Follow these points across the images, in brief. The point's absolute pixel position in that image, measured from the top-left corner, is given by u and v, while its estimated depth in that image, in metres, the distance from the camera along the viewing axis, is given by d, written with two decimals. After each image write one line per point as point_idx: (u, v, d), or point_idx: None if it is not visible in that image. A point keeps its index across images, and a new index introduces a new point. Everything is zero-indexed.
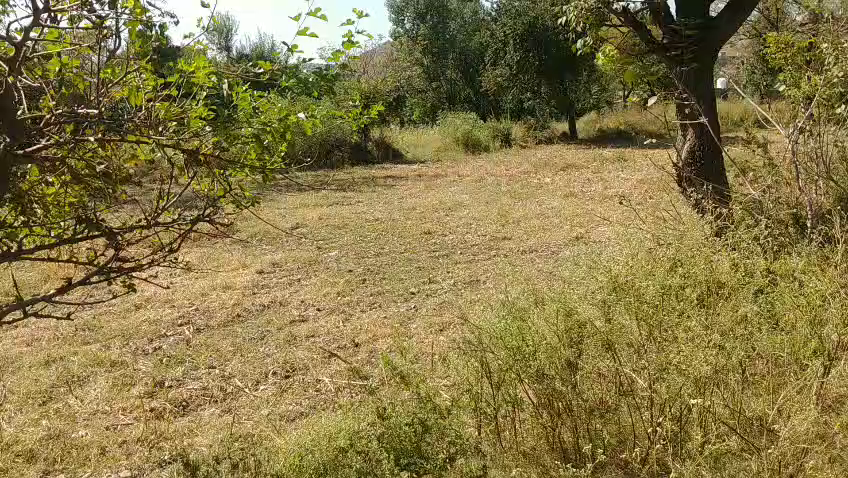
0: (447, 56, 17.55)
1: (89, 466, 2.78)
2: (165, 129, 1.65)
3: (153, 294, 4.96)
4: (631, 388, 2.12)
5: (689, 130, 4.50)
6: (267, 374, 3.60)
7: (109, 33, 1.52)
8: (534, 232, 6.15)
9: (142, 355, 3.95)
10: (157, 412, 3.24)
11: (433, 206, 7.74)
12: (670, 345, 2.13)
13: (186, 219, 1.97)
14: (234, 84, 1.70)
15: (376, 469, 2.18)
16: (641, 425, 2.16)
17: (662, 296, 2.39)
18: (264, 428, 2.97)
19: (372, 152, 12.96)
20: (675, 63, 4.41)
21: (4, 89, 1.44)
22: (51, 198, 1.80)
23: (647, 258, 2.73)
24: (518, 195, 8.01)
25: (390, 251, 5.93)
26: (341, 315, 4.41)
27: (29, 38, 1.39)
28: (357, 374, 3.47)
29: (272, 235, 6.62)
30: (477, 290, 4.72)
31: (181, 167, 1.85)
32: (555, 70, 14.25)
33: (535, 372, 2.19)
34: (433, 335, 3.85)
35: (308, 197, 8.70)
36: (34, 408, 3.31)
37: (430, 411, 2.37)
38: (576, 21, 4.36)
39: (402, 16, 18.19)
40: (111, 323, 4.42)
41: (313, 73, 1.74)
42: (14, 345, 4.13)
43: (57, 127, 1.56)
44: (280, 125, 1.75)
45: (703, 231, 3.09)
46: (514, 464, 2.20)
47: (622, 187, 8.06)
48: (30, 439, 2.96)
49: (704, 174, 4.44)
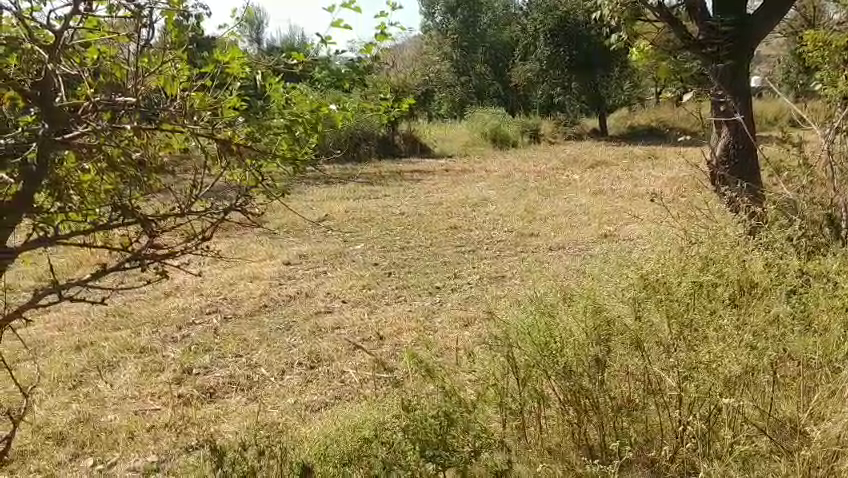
0: (477, 50, 17.53)
1: (118, 450, 2.83)
2: (200, 118, 1.66)
3: (182, 282, 5.03)
4: (659, 387, 2.15)
5: (723, 128, 4.45)
6: (292, 364, 3.63)
7: (146, 23, 1.55)
8: (561, 229, 6.11)
9: (170, 342, 4.00)
10: (185, 399, 3.28)
11: (459, 201, 7.71)
12: (699, 344, 2.12)
13: (217, 208, 1.97)
14: (267, 75, 1.70)
15: (401, 461, 2.17)
16: (669, 425, 2.17)
17: (694, 294, 2.32)
18: (288, 418, 3.00)
19: (399, 146, 13.00)
20: (711, 60, 4.34)
21: (44, 76, 1.46)
22: (87, 185, 1.79)
23: (679, 256, 2.69)
24: (545, 192, 7.96)
25: (416, 246, 5.93)
26: (366, 308, 4.42)
27: (69, 25, 1.42)
28: (381, 367, 3.48)
29: (299, 227, 6.67)
30: (502, 286, 4.71)
31: (215, 157, 1.86)
32: (586, 66, 14.27)
33: (562, 369, 2.19)
34: (457, 330, 3.84)
35: (335, 190, 8.73)
36: (64, 392, 3.38)
37: (455, 405, 2.32)
38: (610, 16, 4.32)
39: (432, 9, 18.36)
40: (141, 309, 4.49)
41: (344, 65, 1.72)
42: (46, 329, 4.22)
43: (93, 115, 1.57)
44: (312, 117, 1.72)
45: (736, 230, 3.03)
46: (538, 460, 2.22)
47: (652, 185, 7.97)
48: (60, 422, 3.03)
49: (737, 173, 4.40)
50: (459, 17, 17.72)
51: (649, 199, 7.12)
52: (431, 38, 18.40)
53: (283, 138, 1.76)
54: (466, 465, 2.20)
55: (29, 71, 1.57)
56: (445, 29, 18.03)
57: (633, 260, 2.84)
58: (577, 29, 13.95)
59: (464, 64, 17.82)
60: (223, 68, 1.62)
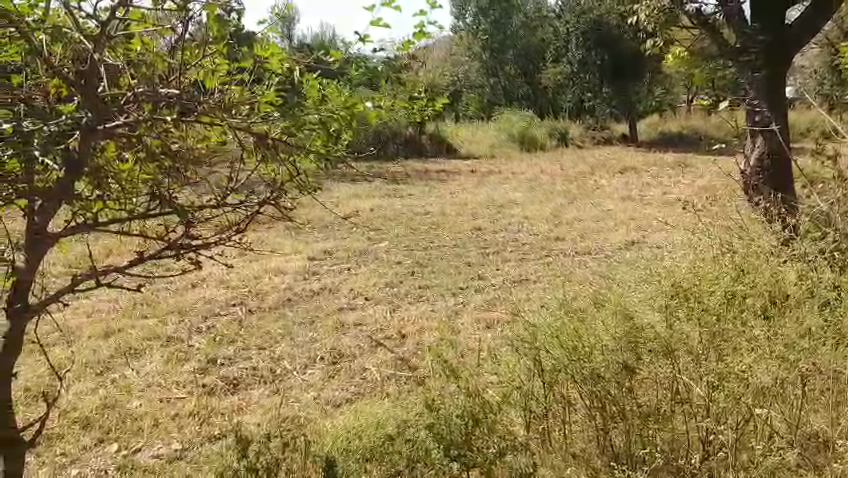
0: (507, 52, 17.57)
1: (142, 437, 2.87)
2: (237, 114, 1.66)
3: (209, 273, 5.09)
4: (687, 395, 2.11)
5: (758, 137, 4.42)
6: (314, 359, 3.65)
7: (188, 17, 1.56)
8: (587, 234, 6.09)
9: (196, 332, 4.04)
10: (209, 389, 3.32)
11: (483, 203, 7.72)
12: (730, 356, 2.13)
13: (253, 201, 1.98)
14: (303, 71, 1.70)
15: (426, 459, 2.23)
16: (697, 436, 2.07)
17: (725, 305, 2.37)
18: (309, 412, 3.03)
19: (425, 146, 13.03)
20: (747, 68, 4.30)
21: (91, 65, 1.49)
22: (126, 175, 1.77)
23: (712, 265, 2.73)
24: (571, 196, 7.93)
25: (440, 246, 5.94)
26: (388, 306, 4.44)
27: (114, 16, 1.46)
28: (403, 365, 3.49)
29: (324, 224, 6.73)
30: (526, 288, 4.69)
31: (250, 151, 1.88)
32: (617, 69, 14.10)
33: (589, 373, 2.18)
34: (479, 332, 3.84)
35: (361, 188, 8.79)
36: (92, 377, 3.43)
37: (479, 403, 2.33)
38: (646, 21, 4.32)
39: (464, 11, 18.50)
40: (168, 299, 4.54)
41: (382, 63, 1.76)
42: (76, 315, 4.30)
43: (135, 106, 1.58)
44: (347, 113, 1.71)
45: (769, 240, 3.01)
46: (563, 465, 2.10)
47: (681, 193, 7.90)
48: (86, 407, 3.08)
49: (771, 183, 4.35)
50: (491, 17, 17.81)
51: (679, 207, 7.05)
52: (462, 39, 18.40)
53: (317, 134, 1.76)
54: (491, 465, 2.16)
55: (76, 60, 1.59)
56: (476, 29, 17.97)
57: (665, 266, 2.86)
58: (611, 34, 13.85)
59: (493, 66, 17.80)
60: (263, 62, 1.60)
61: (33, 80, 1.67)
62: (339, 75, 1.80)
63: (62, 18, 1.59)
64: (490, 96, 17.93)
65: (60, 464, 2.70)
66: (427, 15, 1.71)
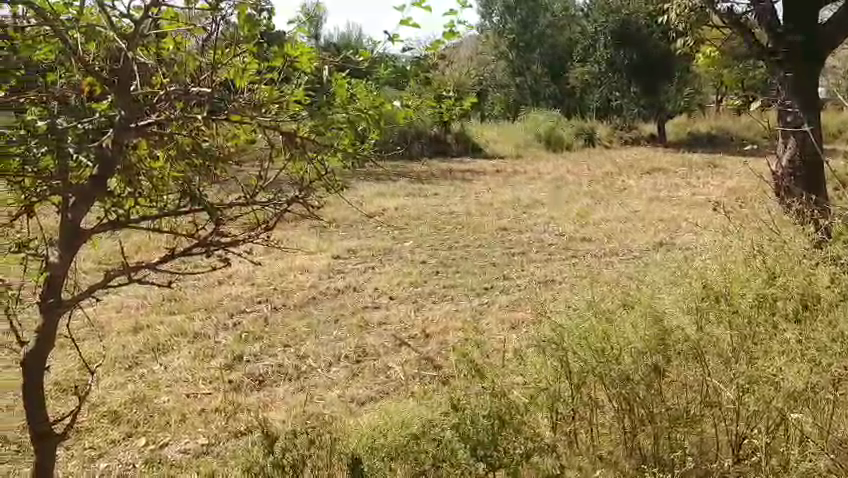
0: (533, 52, 17.51)
1: (170, 431, 2.91)
2: (267, 112, 1.67)
3: (236, 271, 5.14)
4: (718, 398, 2.09)
5: (790, 138, 4.35)
6: (339, 357, 3.66)
7: (219, 17, 1.57)
8: (614, 234, 6.04)
9: (222, 329, 4.07)
10: (236, 385, 3.35)
11: (509, 203, 7.69)
12: (760, 359, 2.10)
13: (282, 200, 1.97)
14: (332, 70, 1.70)
15: (451, 459, 2.17)
16: (726, 439, 2.12)
17: (756, 308, 2.34)
18: (333, 409, 3.04)
19: (450, 145, 13.03)
20: (779, 68, 4.24)
21: (125, 64, 1.50)
22: (157, 173, 1.78)
23: (743, 268, 2.70)
24: (597, 197, 7.87)
25: (465, 245, 5.93)
26: (413, 305, 4.43)
27: (148, 16, 1.47)
28: (427, 365, 3.49)
29: (349, 222, 6.75)
30: (552, 289, 4.66)
31: (279, 150, 1.89)
32: (646, 68, 13.95)
33: (619, 376, 2.17)
34: (504, 332, 3.83)
35: (386, 187, 8.81)
36: (120, 372, 3.48)
37: (507, 405, 2.31)
38: (676, 21, 4.28)
39: (490, 10, 18.47)
40: (195, 296, 4.58)
41: (411, 62, 1.76)
42: (106, 311, 4.37)
43: (167, 104, 1.59)
44: (376, 112, 1.71)
45: (802, 242, 2.96)
46: (591, 467, 2.19)
47: (710, 194, 7.80)
48: (116, 401, 3.13)
49: (803, 184, 4.30)
50: (518, 17, 17.73)
51: (708, 208, 6.98)
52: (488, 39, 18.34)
53: (345, 133, 1.77)
54: (517, 467, 2.14)
55: (110, 59, 1.61)
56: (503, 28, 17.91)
57: (696, 268, 2.83)
58: (639, 33, 13.73)
59: (520, 65, 17.73)
60: (293, 62, 1.61)
61: (67, 78, 1.69)
62: (367, 74, 1.80)
63: (95, 17, 1.61)
64: (516, 95, 17.88)
65: (89, 457, 2.74)
66: (457, 14, 1.69)
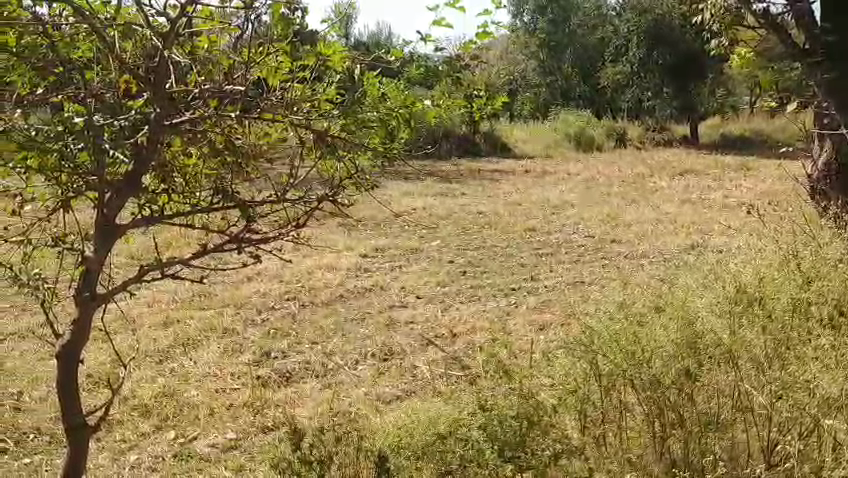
0: (564, 52, 17.41)
1: (199, 425, 2.94)
2: (300, 110, 1.69)
3: (265, 268, 5.18)
4: (750, 403, 2.06)
5: (827, 140, 4.27)
6: (365, 355, 3.67)
7: (251, 16, 1.58)
8: (644, 236, 5.98)
9: (251, 325, 4.11)
10: (263, 380, 3.38)
11: (537, 204, 7.65)
12: (794, 365, 2.08)
13: (312, 198, 1.96)
14: (364, 69, 1.70)
15: (478, 460, 2.16)
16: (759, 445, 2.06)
17: (791, 315, 2.32)
18: (361, 406, 3.05)
19: (479, 145, 13.00)
20: None
21: (161, 62, 1.50)
22: (189, 170, 1.82)
23: (778, 272, 2.68)
24: (628, 198, 7.80)
25: (493, 246, 5.91)
26: (440, 305, 4.43)
27: (183, 15, 1.48)
28: (453, 364, 3.49)
29: (378, 221, 6.77)
30: (581, 290, 4.63)
31: (311, 148, 1.90)
32: (679, 69, 13.82)
33: (650, 379, 2.16)
34: (531, 333, 3.81)
35: (414, 186, 8.82)
36: (151, 366, 3.53)
37: (533, 405, 2.30)
38: (711, 20, 4.24)
39: (521, 9, 18.40)
40: (225, 292, 4.64)
41: (443, 63, 1.76)
42: (137, 306, 4.43)
43: (201, 102, 1.60)
44: (405, 111, 1.72)
45: (839, 246, 2.92)
46: (620, 470, 2.07)
47: (742, 197, 7.68)
48: (146, 394, 3.18)
49: (839, 188, 4.22)
50: (549, 16, 17.66)
51: (741, 211, 6.87)
52: (518, 38, 18.25)
53: (376, 131, 1.77)
54: (545, 469, 2.15)
55: (147, 58, 1.63)
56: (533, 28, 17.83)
57: (730, 272, 2.83)
58: (673, 34, 13.64)
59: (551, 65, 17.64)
60: (324, 61, 1.61)
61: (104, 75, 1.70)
62: (399, 73, 1.78)
63: (132, 16, 1.63)
64: (546, 95, 17.76)
65: (119, 449, 2.78)
66: (491, 13, 1.67)
